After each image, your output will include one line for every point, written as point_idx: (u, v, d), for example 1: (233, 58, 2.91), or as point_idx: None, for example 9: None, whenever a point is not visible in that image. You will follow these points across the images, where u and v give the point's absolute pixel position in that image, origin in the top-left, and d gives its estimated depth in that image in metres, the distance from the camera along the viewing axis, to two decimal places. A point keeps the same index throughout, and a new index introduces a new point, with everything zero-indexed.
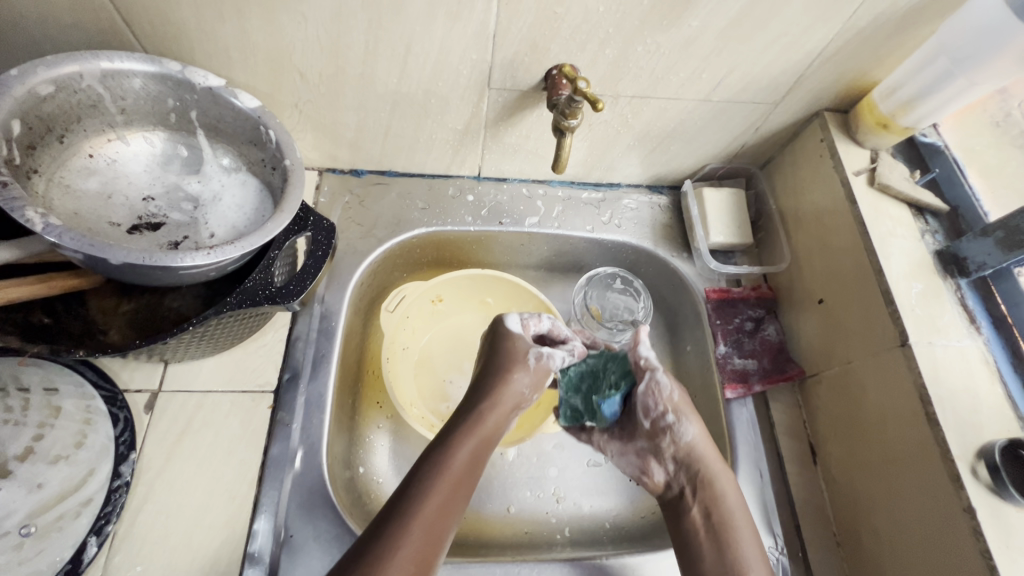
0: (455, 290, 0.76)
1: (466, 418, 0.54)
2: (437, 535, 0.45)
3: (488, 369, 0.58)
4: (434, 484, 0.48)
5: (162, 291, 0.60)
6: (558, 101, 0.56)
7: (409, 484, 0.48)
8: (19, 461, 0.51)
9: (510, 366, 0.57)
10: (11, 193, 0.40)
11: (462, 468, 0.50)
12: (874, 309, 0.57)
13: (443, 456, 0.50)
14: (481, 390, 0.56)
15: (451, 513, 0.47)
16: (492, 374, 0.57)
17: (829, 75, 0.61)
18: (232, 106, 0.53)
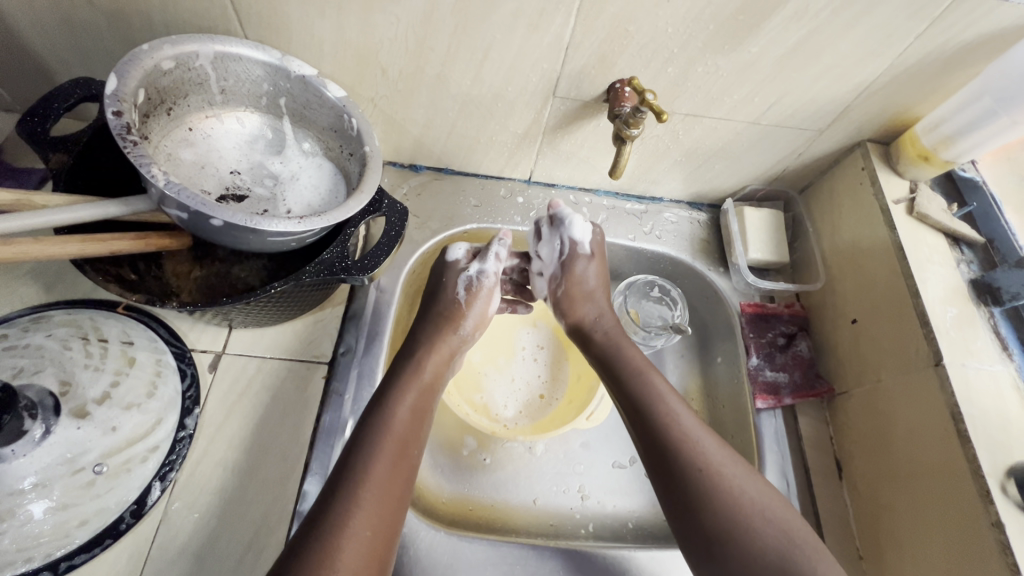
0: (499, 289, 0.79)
1: (403, 375, 0.58)
2: (390, 494, 0.49)
3: (421, 334, 0.64)
4: (379, 446, 0.51)
5: (232, 261, 0.64)
6: (619, 113, 0.60)
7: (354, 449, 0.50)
8: (97, 404, 0.54)
9: (454, 312, 0.66)
10: (140, 151, 0.44)
11: (404, 425, 0.54)
12: (908, 330, 0.59)
13: (378, 412, 0.54)
14: (412, 356, 0.61)
15: (399, 470, 0.51)
16: (425, 337, 0.63)
17: (874, 107, 0.64)
18: (321, 94, 0.57)
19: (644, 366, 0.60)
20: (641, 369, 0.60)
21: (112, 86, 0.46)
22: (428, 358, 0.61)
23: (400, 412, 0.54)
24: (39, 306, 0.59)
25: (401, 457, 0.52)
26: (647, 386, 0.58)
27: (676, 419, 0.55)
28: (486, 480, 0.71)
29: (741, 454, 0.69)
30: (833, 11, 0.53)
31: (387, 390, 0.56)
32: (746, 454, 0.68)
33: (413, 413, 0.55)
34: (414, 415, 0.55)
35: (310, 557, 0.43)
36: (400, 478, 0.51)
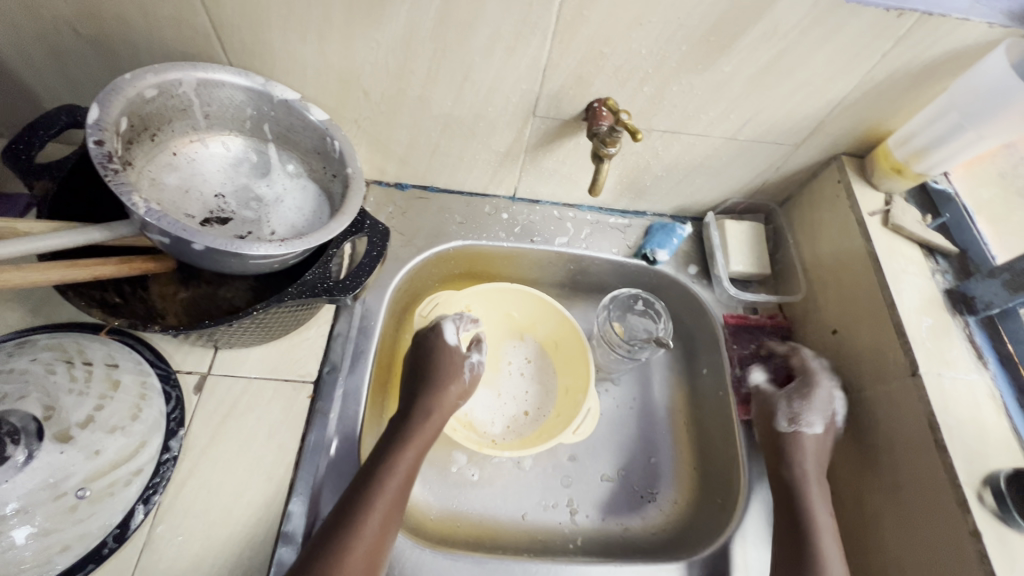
0: (484, 306, 0.79)
1: (396, 438, 0.60)
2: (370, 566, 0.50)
3: (424, 386, 0.65)
4: (366, 515, 0.52)
5: (217, 283, 0.65)
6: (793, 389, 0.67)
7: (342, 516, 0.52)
8: (80, 427, 0.54)
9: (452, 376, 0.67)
10: (120, 179, 0.45)
11: (392, 491, 0.54)
12: (886, 342, 0.60)
13: (374, 472, 0.55)
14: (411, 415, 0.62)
15: (383, 541, 0.52)
16: (427, 390, 0.65)
17: (847, 121, 0.66)
18: (304, 118, 0.58)
19: (815, 496, 0.60)
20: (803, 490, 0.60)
21: (95, 116, 0.47)
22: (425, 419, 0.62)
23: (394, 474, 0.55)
24: (24, 330, 0.59)
25: (388, 524, 0.53)
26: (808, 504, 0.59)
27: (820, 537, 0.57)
28: (473, 495, 0.71)
29: None
30: (801, 31, 0.54)
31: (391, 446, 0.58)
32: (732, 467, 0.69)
33: (404, 479, 0.56)
34: (404, 482, 0.56)
35: None
36: (378, 550, 0.51)
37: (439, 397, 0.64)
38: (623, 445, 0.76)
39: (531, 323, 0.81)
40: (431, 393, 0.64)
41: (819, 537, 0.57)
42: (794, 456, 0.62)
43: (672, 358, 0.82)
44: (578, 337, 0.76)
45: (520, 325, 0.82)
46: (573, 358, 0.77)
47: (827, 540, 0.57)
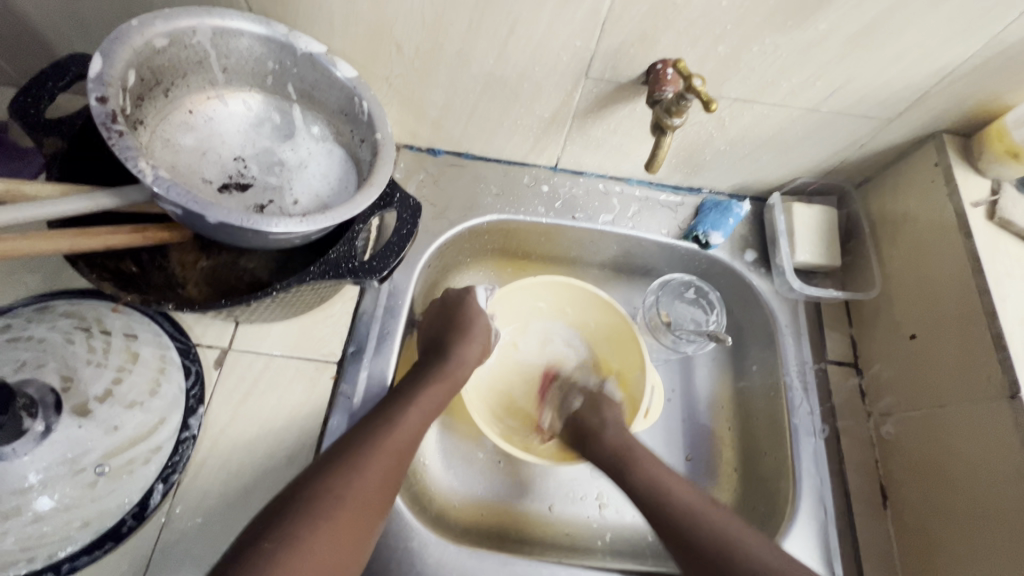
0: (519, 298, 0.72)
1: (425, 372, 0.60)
2: (390, 476, 0.50)
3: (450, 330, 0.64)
4: (392, 429, 0.52)
5: (238, 253, 0.61)
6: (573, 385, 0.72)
7: (366, 428, 0.52)
8: (98, 401, 0.52)
9: (479, 325, 0.65)
10: (125, 142, 0.40)
11: (420, 415, 0.55)
12: (975, 355, 0.53)
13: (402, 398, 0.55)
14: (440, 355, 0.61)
15: (404, 458, 0.52)
16: (456, 334, 0.63)
17: (958, 93, 0.56)
18: (329, 74, 0.52)
19: (679, 491, 0.56)
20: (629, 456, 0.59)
21: (98, 68, 0.42)
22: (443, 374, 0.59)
23: (412, 416, 0.54)
24: (42, 296, 0.57)
25: (409, 444, 0.53)
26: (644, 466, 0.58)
27: (674, 500, 0.55)
28: (499, 485, 0.67)
29: (775, 472, 0.64)
30: None
31: (410, 392, 0.56)
32: (780, 474, 0.63)
33: (423, 416, 0.55)
34: (424, 419, 0.55)
35: (300, 506, 0.44)
36: (399, 464, 0.51)
37: (467, 344, 0.63)
38: (660, 438, 0.71)
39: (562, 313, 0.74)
40: (463, 341, 0.62)
41: (663, 482, 0.57)
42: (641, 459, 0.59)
43: (718, 350, 0.76)
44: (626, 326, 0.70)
45: (549, 316, 0.75)
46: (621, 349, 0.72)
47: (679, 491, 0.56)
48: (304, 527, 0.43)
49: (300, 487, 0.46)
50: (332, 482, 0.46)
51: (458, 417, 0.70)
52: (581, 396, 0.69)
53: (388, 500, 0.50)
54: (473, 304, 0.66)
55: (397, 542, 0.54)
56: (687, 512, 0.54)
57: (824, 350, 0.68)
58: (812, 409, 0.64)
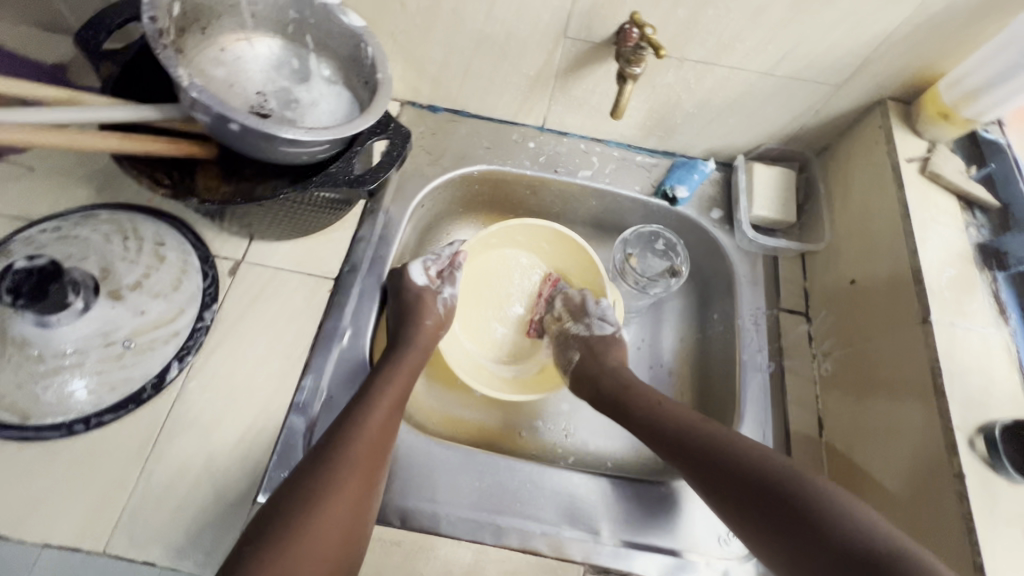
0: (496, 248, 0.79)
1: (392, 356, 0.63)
2: (378, 454, 0.54)
3: (408, 312, 0.67)
4: (371, 412, 0.56)
5: (254, 181, 0.70)
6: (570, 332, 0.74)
7: (346, 415, 0.56)
8: (129, 289, 0.61)
9: (427, 303, 0.68)
10: (168, 53, 0.49)
11: (392, 393, 0.59)
12: (899, 288, 0.59)
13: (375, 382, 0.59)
14: (402, 340, 0.65)
15: (389, 435, 0.56)
16: (411, 317, 0.67)
17: (897, 60, 0.63)
18: (340, 23, 0.61)
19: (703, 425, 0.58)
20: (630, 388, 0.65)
21: None
22: (413, 347, 0.65)
23: (386, 394, 0.58)
24: (88, 206, 0.67)
25: (389, 421, 0.57)
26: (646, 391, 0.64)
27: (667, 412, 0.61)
28: (473, 405, 0.75)
29: (724, 404, 0.71)
30: None
31: (385, 373, 0.61)
32: (728, 405, 0.69)
33: (397, 394, 0.59)
34: (398, 396, 0.59)
35: (300, 496, 0.49)
36: (384, 441, 0.55)
37: (418, 326, 0.67)
38: None
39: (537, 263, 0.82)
40: (414, 323, 0.67)
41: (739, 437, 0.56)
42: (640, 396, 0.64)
43: (685, 304, 0.83)
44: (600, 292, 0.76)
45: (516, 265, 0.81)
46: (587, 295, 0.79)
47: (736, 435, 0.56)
48: (321, 481, 0.50)
49: (297, 482, 0.50)
50: (324, 472, 0.51)
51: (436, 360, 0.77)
52: (578, 350, 0.72)
53: (381, 473, 0.55)
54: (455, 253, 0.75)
55: None
56: (685, 421, 0.59)
57: (778, 299, 0.74)
58: (760, 347, 0.71)
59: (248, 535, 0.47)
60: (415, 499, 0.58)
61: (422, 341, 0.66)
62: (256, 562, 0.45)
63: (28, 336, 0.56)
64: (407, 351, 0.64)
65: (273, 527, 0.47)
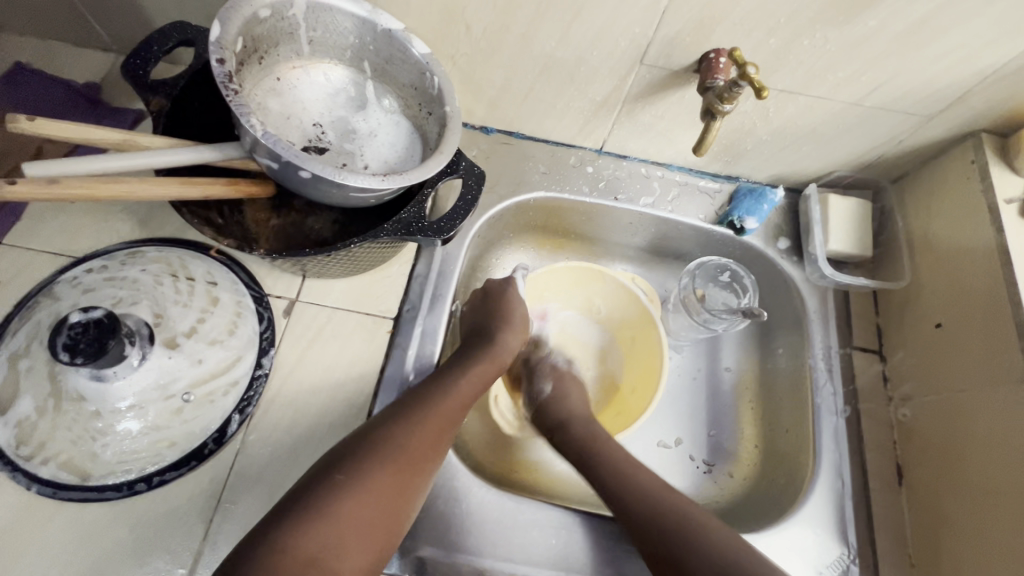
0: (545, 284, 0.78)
1: (459, 364, 0.63)
2: (417, 467, 0.52)
3: (491, 319, 0.69)
4: (423, 420, 0.55)
5: (306, 214, 0.66)
6: (540, 361, 0.75)
7: (399, 414, 0.55)
8: (184, 337, 0.58)
9: (510, 314, 0.70)
10: (240, 101, 0.46)
11: (451, 405, 0.57)
12: (998, 342, 0.57)
13: (434, 389, 0.58)
14: (476, 351, 0.65)
15: (434, 451, 0.54)
16: (496, 325, 0.68)
17: (998, 94, 0.59)
18: (405, 50, 0.57)
19: (653, 487, 0.56)
20: (596, 445, 0.61)
21: (215, 32, 0.47)
22: (467, 377, 0.61)
23: (448, 403, 0.57)
24: (134, 242, 0.63)
25: (440, 436, 0.55)
26: (611, 455, 0.60)
27: (632, 477, 0.57)
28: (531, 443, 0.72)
29: (795, 448, 0.68)
30: None
31: (448, 378, 0.60)
32: (800, 450, 0.67)
33: (456, 407, 0.58)
34: (458, 408, 0.58)
35: (330, 479, 0.48)
36: (428, 456, 0.54)
37: (505, 335, 0.67)
38: (685, 412, 0.75)
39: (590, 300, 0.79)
40: (503, 332, 0.67)
41: (637, 484, 0.56)
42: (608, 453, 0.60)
43: (746, 333, 0.79)
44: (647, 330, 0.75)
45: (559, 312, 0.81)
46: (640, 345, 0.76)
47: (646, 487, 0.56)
48: (365, 473, 0.49)
49: (333, 464, 0.49)
50: (360, 463, 0.50)
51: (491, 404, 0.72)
52: (550, 382, 0.71)
53: (417, 488, 0.53)
54: (514, 292, 0.72)
55: (444, 481, 0.59)
56: (644, 486, 0.56)
57: (850, 336, 0.71)
58: (835, 390, 0.68)
59: (286, 503, 0.46)
60: (504, 559, 0.57)
61: (500, 353, 0.66)
62: (285, 529, 0.44)
63: (85, 391, 0.54)
64: (461, 378, 0.61)
65: (296, 507, 0.45)
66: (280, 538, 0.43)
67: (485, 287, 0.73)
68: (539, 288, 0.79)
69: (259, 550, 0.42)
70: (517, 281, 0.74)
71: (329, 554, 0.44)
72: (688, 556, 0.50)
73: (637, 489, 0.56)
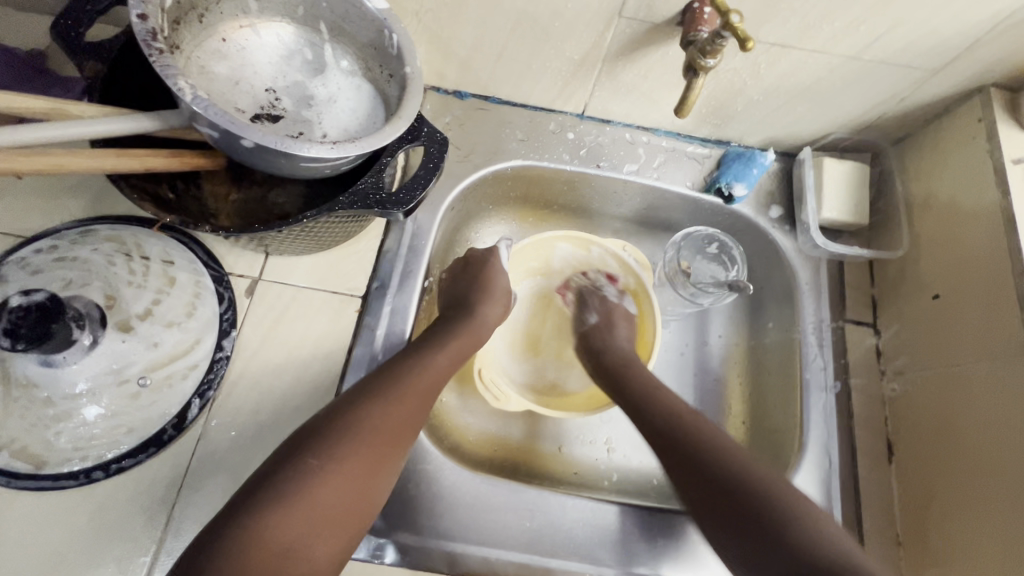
0: (534, 252, 0.74)
1: (435, 335, 0.60)
2: (390, 444, 0.50)
3: (469, 290, 0.65)
4: (397, 395, 0.52)
5: (267, 187, 0.62)
6: (595, 289, 0.73)
7: (369, 389, 0.52)
8: (139, 319, 0.56)
9: (489, 283, 0.66)
10: (165, 61, 0.42)
11: (427, 378, 0.55)
12: (998, 314, 0.54)
13: (409, 362, 0.55)
14: (453, 323, 0.62)
15: (408, 426, 0.52)
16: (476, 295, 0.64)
17: (1010, 43, 0.54)
18: (360, 4, 0.52)
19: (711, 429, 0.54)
20: (685, 425, 0.54)
21: None
22: (443, 351, 0.58)
23: (422, 377, 0.54)
24: (85, 220, 0.60)
25: (416, 410, 0.53)
26: (695, 429, 0.53)
27: (688, 416, 0.55)
28: (510, 421, 0.69)
29: (783, 424, 0.66)
30: None
31: (422, 351, 0.57)
32: (788, 428, 0.65)
33: (433, 380, 0.55)
34: (434, 382, 0.55)
35: (298, 463, 0.45)
36: (403, 433, 0.51)
37: (485, 305, 0.64)
38: (671, 389, 0.72)
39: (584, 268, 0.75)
40: (483, 302, 0.64)
41: (699, 426, 0.54)
42: (661, 397, 0.57)
43: (737, 306, 0.76)
44: (643, 295, 0.72)
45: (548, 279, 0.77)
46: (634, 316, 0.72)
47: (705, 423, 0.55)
48: (339, 455, 0.47)
49: (299, 446, 0.47)
50: (329, 443, 0.47)
51: (470, 383, 0.70)
52: (596, 312, 0.71)
53: (393, 464, 0.50)
54: (497, 263, 0.68)
55: (414, 464, 0.57)
56: (700, 424, 0.54)
57: (843, 309, 0.68)
58: (825, 365, 0.65)
59: (251, 488, 0.44)
60: (474, 543, 0.55)
61: (480, 324, 0.63)
62: (251, 516, 0.42)
63: (35, 377, 0.52)
64: (439, 354, 0.57)
65: (262, 493, 0.43)
66: (250, 528, 0.41)
67: (468, 255, 0.69)
68: (527, 257, 0.74)
69: (224, 545, 0.41)
70: (501, 252, 0.70)
71: (300, 542, 0.43)
72: (738, 490, 0.47)
73: (715, 438, 0.52)
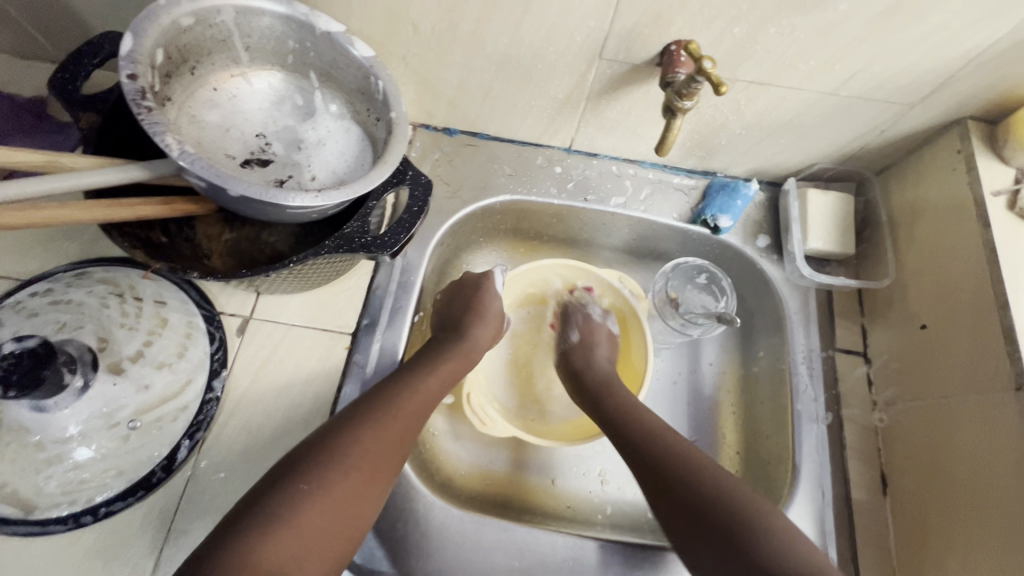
0: (531, 277, 0.74)
1: (426, 358, 0.60)
2: (380, 465, 0.50)
3: (461, 314, 0.66)
4: (387, 417, 0.52)
5: (259, 227, 0.63)
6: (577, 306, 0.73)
7: (358, 411, 0.52)
8: (131, 361, 0.57)
9: (482, 305, 0.66)
10: (153, 118, 0.43)
11: (417, 399, 0.55)
12: (985, 346, 0.54)
13: (400, 384, 0.55)
14: (443, 345, 0.62)
15: (397, 448, 0.52)
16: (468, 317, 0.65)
17: (985, 78, 0.55)
18: (347, 53, 0.53)
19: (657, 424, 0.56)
20: (636, 416, 0.57)
21: (128, 47, 0.45)
22: (433, 374, 0.58)
23: (412, 399, 0.55)
24: (79, 263, 0.61)
25: (407, 431, 0.53)
26: (648, 426, 0.56)
27: (642, 416, 0.57)
28: (502, 454, 0.69)
29: (776, 455, 0.65)
30: None
31: (413, 374, 0.57)
32: (780, 459, 0.64)
33: (423, 402, 0.55)
34: (424, 404, 0.55)
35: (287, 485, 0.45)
36: (392, 453, 0.51)
37: (477, 328, 0.65)
38: (664, 419, 0.71)
39: (580, 293, 0.75)
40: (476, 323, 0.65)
41: (642, 413, 0.57)
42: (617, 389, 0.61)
43: (728, 334, 0.76)
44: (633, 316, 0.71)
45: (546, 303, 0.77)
46: (628, 344, 0.73)
47: (648, 417, 0.57)
48: (330, 478, 0.46)
49: (287, 469, 0.46)
50: (318, 464, 0.47)
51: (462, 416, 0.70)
52: (579, 329, 0.70)
53: (382, 484, 0.50)
54: (491, 287, 0.68)
55: (403, 503, 0.57)
56: (625, 412, 0.58)
57: (832, 338, 0.68)
58: (816, 396, 0.65)
59: (239, 512, 0.43)
60: None
61: (472, 345, 0.63)
62: (240, 538, 0.41)
63: (27, 422, 0.52)
64: (430, 376, 0.58)
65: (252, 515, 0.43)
66: (240, 551, 0.40)
67: (462, 279, 0.70)
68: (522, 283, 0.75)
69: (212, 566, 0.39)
70: (497, 276, 0.70)
71: (292, 562, 0.42)
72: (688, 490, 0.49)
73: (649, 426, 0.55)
